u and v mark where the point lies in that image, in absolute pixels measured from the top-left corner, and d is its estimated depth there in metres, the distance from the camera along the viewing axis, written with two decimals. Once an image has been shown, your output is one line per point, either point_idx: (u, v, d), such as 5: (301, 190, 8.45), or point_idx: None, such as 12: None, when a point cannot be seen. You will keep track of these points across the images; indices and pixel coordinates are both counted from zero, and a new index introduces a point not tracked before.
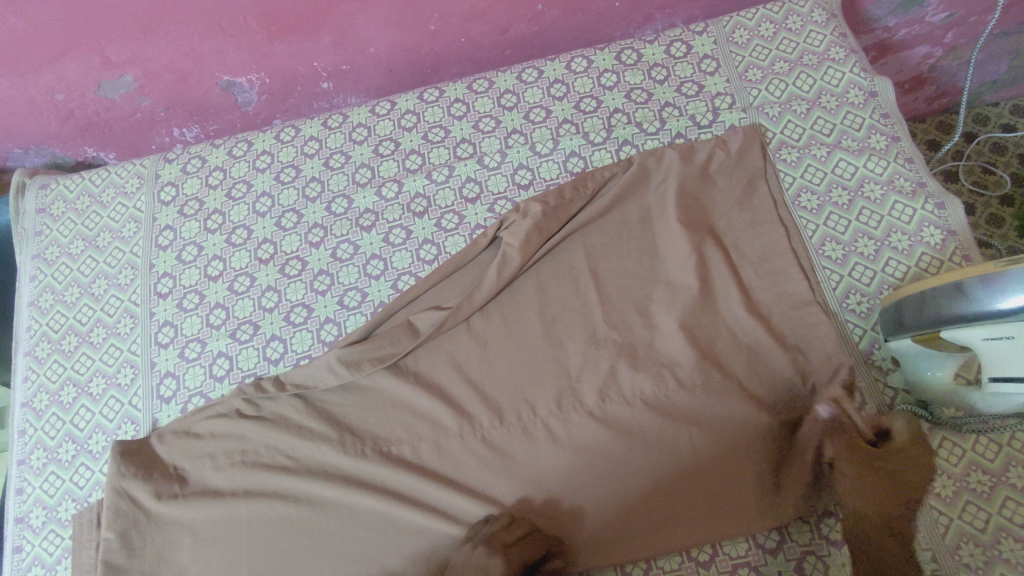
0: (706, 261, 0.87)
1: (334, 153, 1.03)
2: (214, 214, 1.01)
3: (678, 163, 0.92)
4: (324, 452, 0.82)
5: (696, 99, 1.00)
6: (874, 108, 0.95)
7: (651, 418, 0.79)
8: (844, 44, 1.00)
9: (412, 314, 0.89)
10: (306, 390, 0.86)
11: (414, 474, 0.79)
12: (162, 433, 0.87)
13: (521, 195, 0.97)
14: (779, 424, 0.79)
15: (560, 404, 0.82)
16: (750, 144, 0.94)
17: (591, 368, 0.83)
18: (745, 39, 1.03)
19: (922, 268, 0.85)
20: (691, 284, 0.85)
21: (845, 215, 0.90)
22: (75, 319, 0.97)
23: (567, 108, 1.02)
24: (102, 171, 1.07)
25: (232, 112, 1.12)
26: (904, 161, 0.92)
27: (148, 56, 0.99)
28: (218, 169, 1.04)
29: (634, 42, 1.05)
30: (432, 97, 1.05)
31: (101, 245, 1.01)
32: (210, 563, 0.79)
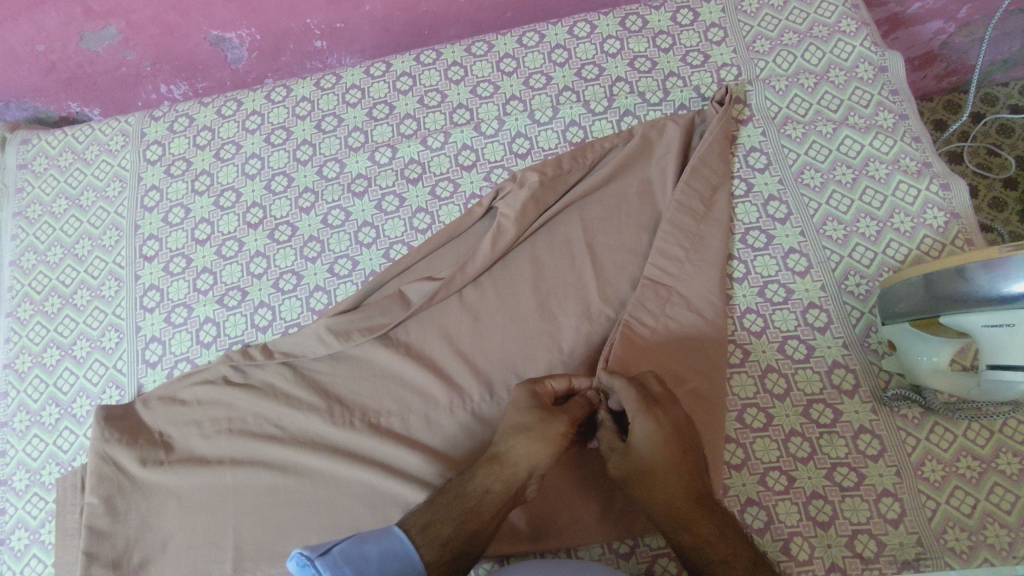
0: (705, 238, 0.85)
1: (327, 115, 0.99)
2: (202, 175, 0.98)
3: (680, 136, 0.90)
4: (311, 421, 0.81)
5: (701, 69, 0.97)
6: (884, 84, 0.93)
7: None
8: (856, 17, 0.96)
9: (404, 285, 0.87)
10: (294, 358, 0.84)
11: (404, 446, 0.78)
12: (147, 398, 0.85)
13: (518, 164, 0.94)
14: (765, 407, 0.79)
15: None
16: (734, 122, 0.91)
17: (584, 344, 0.82)
18: (754, 8, 0.99)
19: (923, 251, 0.84)
20: (688, 262, 0.84)
21: (848, 194, 0.88)
22: (59, 280, 0.95)
23: (567, 75, 0.99)
24: (86, 127, 1.03)
25: (222, 69, 1.08)
26: (911, 140, 0.89)
27: (132, 7, 0.94)
28: (206, 129, 1.00)
29: (639, 8, 1.02)
30: (429, 60, 1.01)
31: (85, 204, 0.98)
32: (195, 530, 0.78)
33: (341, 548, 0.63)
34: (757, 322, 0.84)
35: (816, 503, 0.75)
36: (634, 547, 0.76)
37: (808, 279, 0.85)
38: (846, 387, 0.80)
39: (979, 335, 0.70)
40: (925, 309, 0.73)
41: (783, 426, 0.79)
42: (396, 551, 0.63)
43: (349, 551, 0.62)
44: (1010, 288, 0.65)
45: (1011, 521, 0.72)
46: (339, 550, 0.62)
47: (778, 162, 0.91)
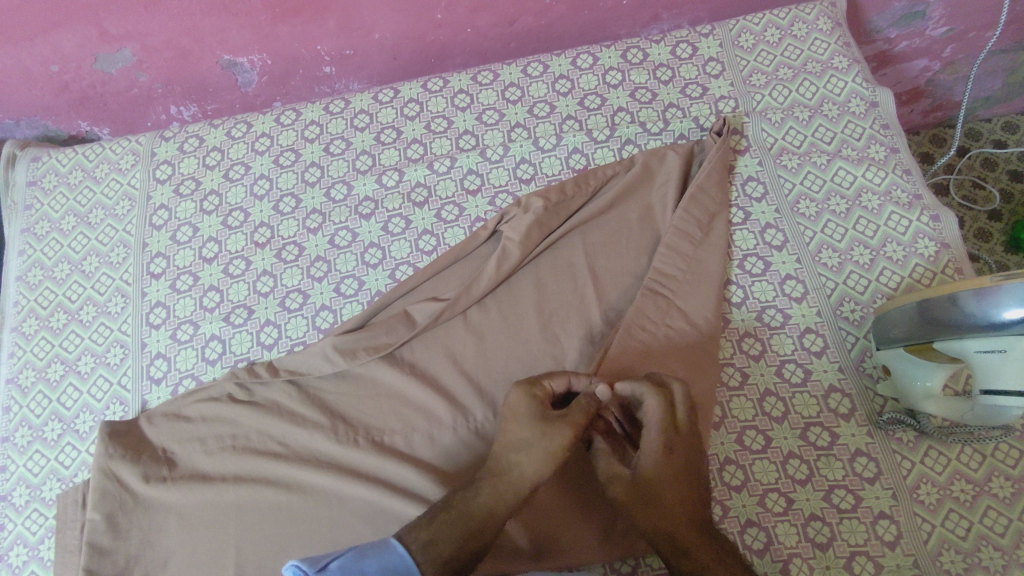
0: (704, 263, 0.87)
1: (335, 138, 1.02)
2: (210, 195, 0.99)
3: (680, 165, 0.93)
4: (316, 440, 0.82)
5: (700, 101, 1.00)
6: (875, 119, 0.96)
7: None
8: (848, 54, 1.01)
9: (410, 305, 0.89)
10: (300, 376, 0.86)
11: (408, 464, 0.79)
12: (151, 414, 0.86)
13: (522, 189, 0.97)
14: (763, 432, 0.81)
15: None
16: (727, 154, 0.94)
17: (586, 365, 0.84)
18: (750, 43, 1.03)
19: (915, 279, 0.87)
20: (689, 287, 0.86)
21: (843, 223, 0.91)
22: (65, 296, 0.95)
23: (570, 104, 1.02)
24: (97, 146, 1.05)
25: (231, 91, 1.11)
26: (902, 173, 0.93)
27: (148, 31, 0.97)
28: (216, 150, 1.02)
29: (641, 41, 1.05)
30: (436, 87, 1.04)
31: (93, 221, 0.99)
32: (197, 547, 0.78)
33: (338, 563, 0.62)
34: (756, 346, 0.86)
35: (814, 524, 0.76)
36: (636, 566, 0.77)
37: (804, 305, 0.87)
38: (842, 411, 0.82)
39: (972, 361, 0.72)
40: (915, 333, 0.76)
41: (782, 449, 0.80)
42: (396, 564, 0.63)
43: (347, 566, 0.62)
44: (1003, 313, 0.67)
45: (1004, 544, 0.74)
46: (337, 565, 0.62)
47: (774, 192, 0.94)
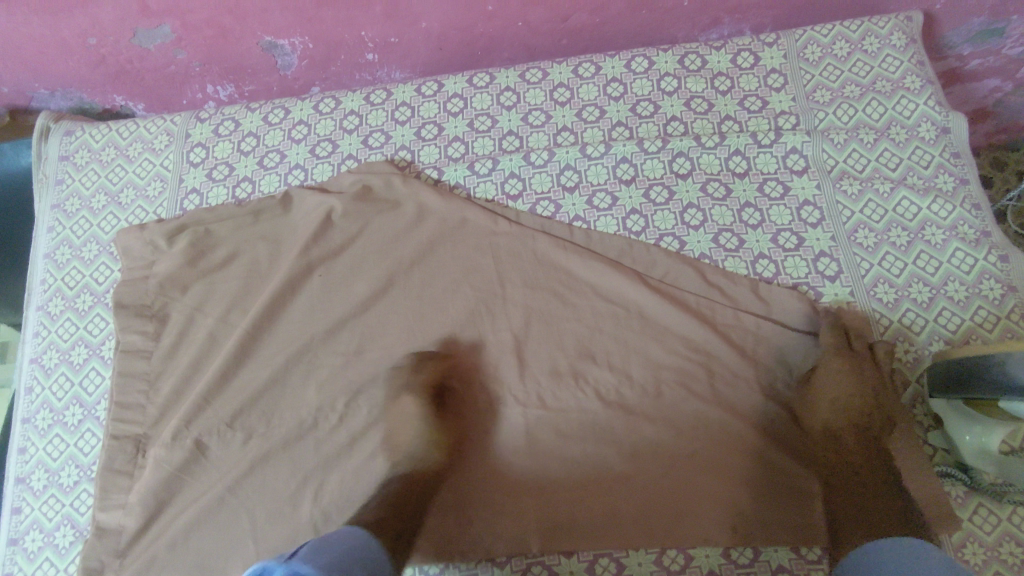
0: (561, 384, 0.82)
1: (375, 130, 0.98)
2: (244, 182, 0.97)
3: (181, 320, 0.88)
4: (317, 289, 0.88)
5: (758, 115, 0.95)
6: (945, 146, 0.90)
7: (689, 403, 0.79)
8: (921, 74, 0.94)
9: (288, 254, 0.90)
10: (342, 269, 0.89)
11: (358, 278, 0.88)
12: (361, 272, 0.89)
13: (564, 198, 0.93)
14: (764, 470, 0.77)
15: (645, 348, 0.83)
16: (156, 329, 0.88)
17: (578, 349, 0.83)
18: (817, 56, 0.97)
19: (976, 323, 0.81)
20: (581, 353, 0.83)
21: (902, 257, 0.85)
22: (91, 278, 0.93)
23: (621, 109, 0.97)
24: (131, 124, 1.02)
25: (270, 74, 1.07)
26: (971, 207, 0.87)
27: (189, 8, 0.93)
28: (252, 135, 0.99)
29: (700, 47, 1.00)
30: (482, 83, 1.00)
31: (124, 202, 0.97)
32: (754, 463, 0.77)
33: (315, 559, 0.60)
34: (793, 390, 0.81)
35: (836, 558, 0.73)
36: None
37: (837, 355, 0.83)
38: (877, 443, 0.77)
39: None
40: (917, 394, 0.79)
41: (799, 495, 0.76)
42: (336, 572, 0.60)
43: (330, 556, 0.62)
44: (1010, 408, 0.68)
45: None
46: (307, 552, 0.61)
47: (832, 218, 0.88)
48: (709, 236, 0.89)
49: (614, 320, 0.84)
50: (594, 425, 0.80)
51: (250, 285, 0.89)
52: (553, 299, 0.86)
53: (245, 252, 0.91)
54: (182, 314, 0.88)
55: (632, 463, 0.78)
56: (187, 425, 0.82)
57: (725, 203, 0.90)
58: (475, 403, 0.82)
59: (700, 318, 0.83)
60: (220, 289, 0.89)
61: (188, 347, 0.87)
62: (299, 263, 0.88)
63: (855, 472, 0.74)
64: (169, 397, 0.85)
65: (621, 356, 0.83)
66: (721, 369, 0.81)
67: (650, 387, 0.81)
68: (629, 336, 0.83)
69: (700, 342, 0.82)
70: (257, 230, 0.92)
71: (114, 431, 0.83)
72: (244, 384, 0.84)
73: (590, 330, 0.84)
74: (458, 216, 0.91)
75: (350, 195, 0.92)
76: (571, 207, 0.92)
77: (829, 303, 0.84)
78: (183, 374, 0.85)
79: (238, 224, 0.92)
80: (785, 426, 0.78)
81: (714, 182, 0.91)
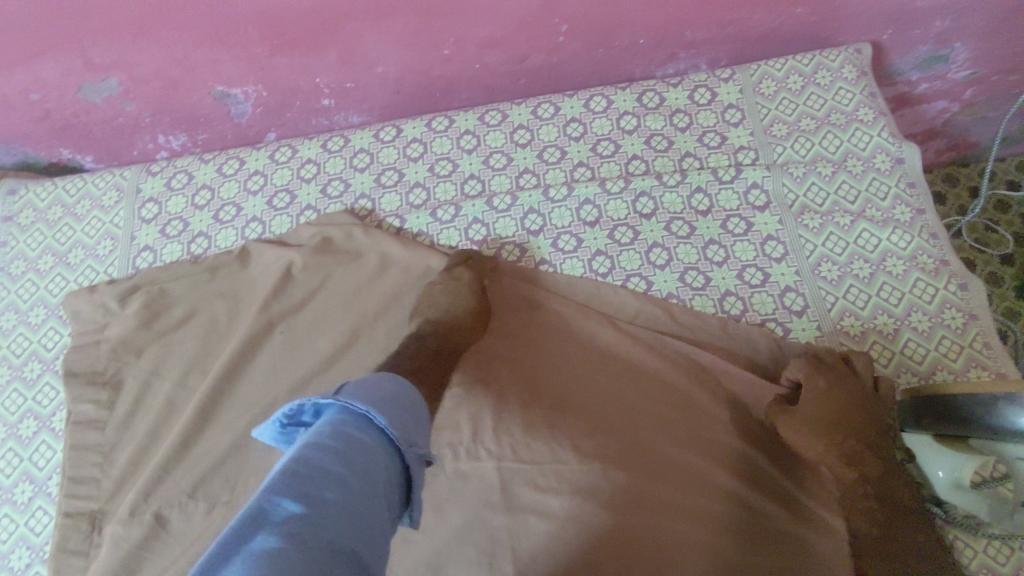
0: (534, 435, 0.80)
1: (333, 179, 0.96)
2: (199, 237, 0.94)
3: (137, 387, 0.84)
4: (278, 347, 0.85)
5: (718, 150, 0.96)
6: (900, 177, 0.92)
7: (664, 446, 0.78)
8: (873, 105, 0.96)
9: (247, 313, 0.87)
10: (303, 325, 0.86)
11: (320, 334, 0.86)
12: (325, 327, 0.86)
13: (529, 242, 0.92)
14: (744, 514, 0.74)
15: (618, 392, 0.82)
16: (111, 397, 0.84)
17: (550, 397, 0.82)
18: (772, 90, 0.98)
19: (941, 353, 0.82)
20: (553, 400, 0.82)
21: (865, 289, 0.86)
22: (40, 344, 0.89)
23: (582, 150, 0.97)
24: (78, 180, 0.99)
25: (224, 122, 1.04)
26: (929, 236, 0.88)
27: (136, 61, 0.91)
28: (206, 188, 0.97)
29: (657, 84, 1.00)
30: (441, 126, 0.99)
31: (73, 262, 0.94)
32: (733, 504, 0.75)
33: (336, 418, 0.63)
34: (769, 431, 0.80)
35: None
36: None
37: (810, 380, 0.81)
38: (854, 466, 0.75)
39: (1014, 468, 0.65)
40: None
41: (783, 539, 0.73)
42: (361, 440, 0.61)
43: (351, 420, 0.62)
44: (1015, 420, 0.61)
45: None
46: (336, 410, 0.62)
47: (795, 253, 0.89)
48: (675, 275, 0.89)
49: (586, 365, 0.84)
50: (571, 479, 0.77)
51: (209, 346, 0.86)
52: (524, 349, 0.85)
53: (203, 311, 0.88)
54: (138, 380, 0.85)
55: (617, 515, 0.74)
56: (145, 499, 0.78)
57: (690, 241, 0.90)
58: (449, 458, 0.80)
59: (670, 360, 0.83)
60: (177, 352, 0.86)
61: (145, 414, 0.83)
62: (259, 321, 0.85)
63: (860, 481, 0.70)
64: (127, 468, 0.81)
65: (596, 404, 0.81)
66: (694, 411, 0.80)
67: (624, 432, 0.79)
68: (601, 381, 0.83)
69: (671, 385, 0.82)
70: (214, 288, 0.89)
71: (67, 508, 0.79)
72: (206, 451, 0.80)
73: (562, 377, 0.83)
74: (422, 265, 0.89)
75: (309, 248, 0.90)
76: (536, 251, 0.91)
77: (798, 339, 0.84)
78: (141, 443, 0.82)
79: (195, 282, 0.89)
80: (762, 465, 0.77)
81: (678, 220, 0.91)
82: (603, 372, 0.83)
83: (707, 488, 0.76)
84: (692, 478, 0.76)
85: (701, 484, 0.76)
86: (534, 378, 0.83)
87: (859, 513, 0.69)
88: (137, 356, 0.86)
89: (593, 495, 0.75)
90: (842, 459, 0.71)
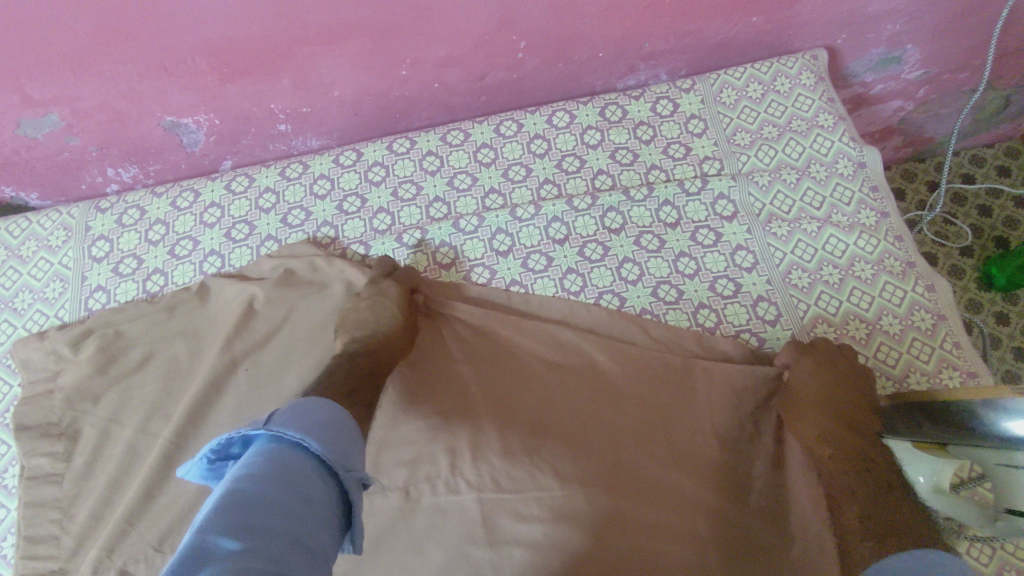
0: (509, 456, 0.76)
1: (293, 208, 0.94)
2: (155, 274, 0.90)
3: (95, 436, 0.80)
4: (242, 385, 0.81)
5: (683, 162, 0.95)
6: (863, 181, 0.93)
7: (644, 461, 0.75)
8: (833, 110, 0.97)
9: (210, 352, 0.83)
10: (268, 361, 0.82)
11: (286, 370, 0.82)
12: (292, 362, 0.82)
13: (499, 263, 0.90)
14: (731, 528, 0.72)
15: (594, 408, 0.79)
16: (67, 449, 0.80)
17: (524, 417, 0.79)
18: (733, 99, 0.98)
19: (913, 355, 0.83)
20: (528, 420, 0.78)
21: (836, 295, 0.86)
22: None
23: (548, 167, 0.95)
24: (23, 220, 0.94)
25: (176, 152, 1.00)
26: (894, 239, 0.89)
27: (78, 95, 0.87)
28: (160, 223, 0.93)
29: (619, 97, 1.00)
30: (402, 148, 0.97)
31: (20, 307, 0.89)
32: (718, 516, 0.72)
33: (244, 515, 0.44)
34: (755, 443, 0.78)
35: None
36: None
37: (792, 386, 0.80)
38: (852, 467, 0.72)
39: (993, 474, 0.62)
40: None
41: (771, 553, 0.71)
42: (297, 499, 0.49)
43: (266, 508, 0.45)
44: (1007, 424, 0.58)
45: None
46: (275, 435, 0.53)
47: (765, 261, 0.89)
48: (648, 290, 0.88)
49: (561, 382, 0.81)
50: (553, 505, 0.72)
51: (171, 388, 0.82)
52: (497, 369, 0.82)
53: (162, 352, 0.84)
54: (95, 429, 0.81)
55: (602, 539, 0.70)
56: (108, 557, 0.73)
57: (660, 255, 0.90)
58: (426, 492, 0.75)
59: (645, 372, 0.81)
60: (136, 397, 0.82)
61: (105, 465, 0.79)
62: (222, 359, 0.82)
63: (850, 470, 0.71)
64: (86, 524, 0.76)
65: (572, 422, 0.78)
66: (672, 422, 0.78)
67: (602, 448, 0.76)
68: (577, 397, 0.80)
69: (647, 398, 0.80)
70: (173, 327, 0.85)
71: (23, 572, 0.74)
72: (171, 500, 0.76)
73: (536, 396, 0.80)
74: None
75: (271, 281, 0.87)
76: (507, 272, 0.89)
77: (774, 349, 0.84)
78: (100, 497, 0.77)
79: (152, 322, 0.86)
80: (744, 475, 0.76)
81: (647, 234, 0.90)
82: (578, 388, 0.81)
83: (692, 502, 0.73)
84: (675, 492, 0.73)
85: (685, 497, 0.73)
86: (508, 398, 0.80)
87: (854, 501, 0.70)
88: (94, 404, 0.82)
89: (575, 518, 0.71)
90: (830, 452, 0.72)
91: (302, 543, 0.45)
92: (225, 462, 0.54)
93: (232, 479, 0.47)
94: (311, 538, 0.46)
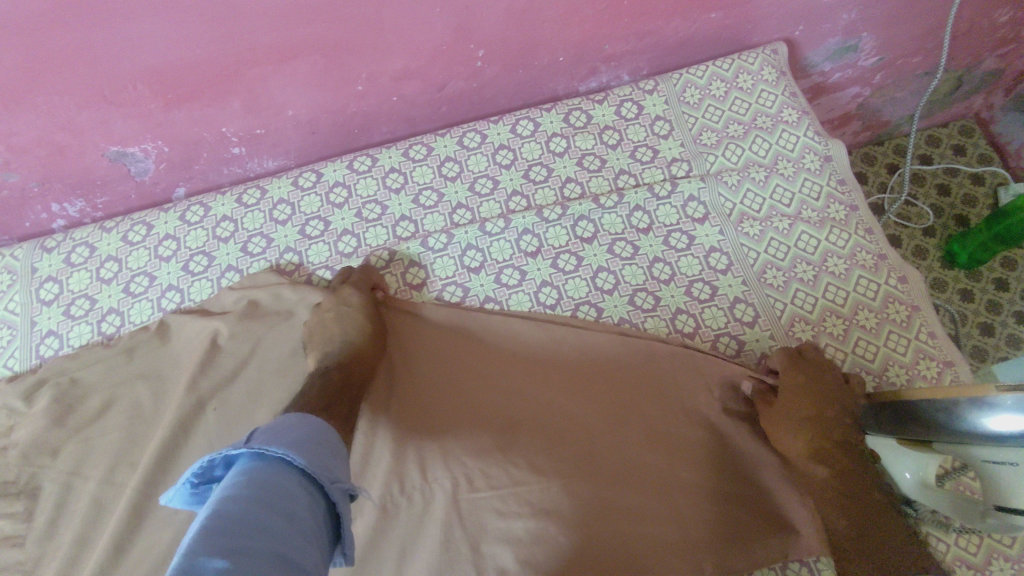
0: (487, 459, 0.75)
1: (253, 235, 0.90)
2: (110, 314, 0.86)
3: (56, 492, 0.75)
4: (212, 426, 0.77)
5: (651, 165, 0.94)
6: (830, 174, 0.92)
7: (624, 453, 0.76)
8: (795, 105, 0.96)
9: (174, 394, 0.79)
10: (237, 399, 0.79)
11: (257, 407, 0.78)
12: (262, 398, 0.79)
13: (472, 280, 0.88)
14: (712, 510, 0.74)
15: (571, 406, 0.79)
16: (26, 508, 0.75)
17: (501, 420, 0.78)
18: (696, 98, 0.97)
19: (891, 347, 0.83)
20: (505, 422, 0.78)
21: (812, 291, 0.86)
22: None
23: (514, 177, 0.93)
24: None
25: (124, 182, 0.96)
26: (864, 232, 0.89)
27: (13, 130, 0.82)
28: (112, 259, 0.89)
29: (582, 102, 0.98)
30: (363, 166, 0.94)
31: None
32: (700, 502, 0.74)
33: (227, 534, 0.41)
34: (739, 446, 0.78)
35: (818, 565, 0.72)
36: None
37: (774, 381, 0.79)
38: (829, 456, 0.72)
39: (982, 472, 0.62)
40: None
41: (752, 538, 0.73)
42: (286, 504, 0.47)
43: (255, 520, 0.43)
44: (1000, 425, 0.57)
45: None
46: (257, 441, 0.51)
47: (740, 262, 0.88)
48: (624, 298, 0.86)
49: (534, 384, 0.81)
50: (535, 501, 0.72)
51: (135, 434, 0.78)
52: (468, 375, 0.81)
53: (124, 398, 0.80)
54: (56, 484, 0.76)
55: (590, 530, 0.71)
56: None
57: (635, 261, 0.88)
58: (405, 509, 0.73)
59: (618, 367, 0.81)
60: (98, 446, 0.77)
61: (69, 521, 0.74)
62: (188, 400, 0.78)
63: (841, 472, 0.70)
64: None
65: (551, 421, 0.78)
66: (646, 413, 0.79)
67: (582, 444, 0.76)
68: (552, 397, 0.80)
69: (623, 392, 0.80)
70: (134, 370, 0.81)
71: None
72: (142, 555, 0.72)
73: (510, 398, 0.80)
74: None
75: (235, 315, 0.83)
76: (480, 289, 0.87)
77: (754, 351, 0.83)
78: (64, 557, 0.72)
79: (111, 366, 0.81)
80: (720, 462, 0.77)
81: (620, 241, 0.89)
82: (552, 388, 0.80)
83: (673, 489, 0.75)
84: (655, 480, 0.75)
85: (666, 485, 0.75)
86: (482, 403, 0.79)
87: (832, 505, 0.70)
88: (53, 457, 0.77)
89: (560, 512, 0.72)
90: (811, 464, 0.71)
91: (294, 562, 0.43)
92: (211, 487, 0.52)
93: (215, 501, 0.44)
94: (299, 555, 0.44)
